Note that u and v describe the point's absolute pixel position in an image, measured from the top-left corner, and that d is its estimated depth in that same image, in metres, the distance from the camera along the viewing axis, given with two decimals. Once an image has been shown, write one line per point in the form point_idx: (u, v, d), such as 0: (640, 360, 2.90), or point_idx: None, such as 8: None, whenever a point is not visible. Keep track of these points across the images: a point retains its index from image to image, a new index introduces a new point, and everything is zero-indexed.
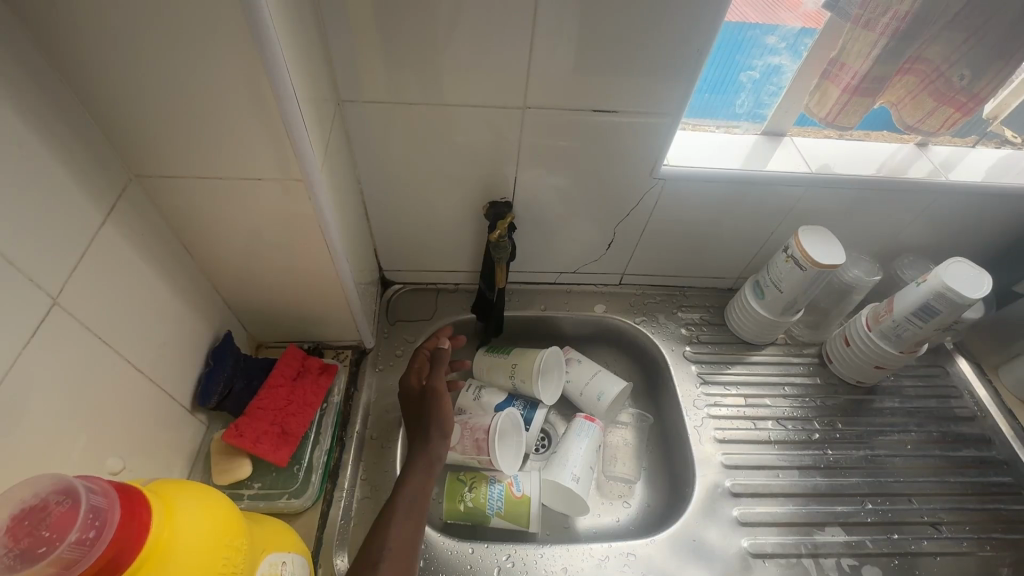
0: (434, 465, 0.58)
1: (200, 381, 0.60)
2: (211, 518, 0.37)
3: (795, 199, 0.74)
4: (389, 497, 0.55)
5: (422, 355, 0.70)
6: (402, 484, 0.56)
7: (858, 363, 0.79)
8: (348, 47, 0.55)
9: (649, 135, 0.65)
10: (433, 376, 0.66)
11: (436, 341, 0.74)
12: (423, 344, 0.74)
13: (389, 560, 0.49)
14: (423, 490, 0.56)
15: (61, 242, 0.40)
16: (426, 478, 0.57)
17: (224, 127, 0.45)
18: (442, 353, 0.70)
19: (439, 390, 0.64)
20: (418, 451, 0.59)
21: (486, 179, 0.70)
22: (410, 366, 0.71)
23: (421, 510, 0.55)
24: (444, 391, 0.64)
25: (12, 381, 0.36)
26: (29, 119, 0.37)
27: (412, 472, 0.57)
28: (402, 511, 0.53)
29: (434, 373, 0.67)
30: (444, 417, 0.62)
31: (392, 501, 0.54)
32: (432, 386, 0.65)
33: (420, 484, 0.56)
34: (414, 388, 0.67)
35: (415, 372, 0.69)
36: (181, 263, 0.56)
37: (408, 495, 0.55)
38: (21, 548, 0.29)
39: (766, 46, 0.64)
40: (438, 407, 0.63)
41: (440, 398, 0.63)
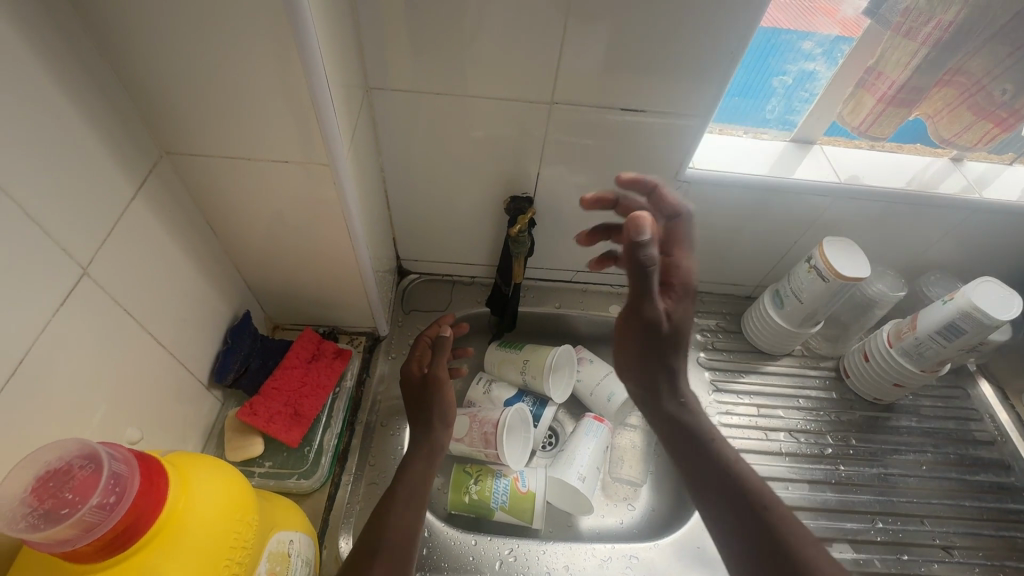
0: (435, 456, 0.59)
1: (218, 358, 0.61)
2: (225, 492, 0.37)
3: (821, 209, 0.72)
4: (390, 487, 0.55)
5: (423, 342, 0.69)
6: (403, 474, 0.57)
7: (876, 379, 0.77)
8: (379, 35, 0.55)
9: (676, 136, 0.64)
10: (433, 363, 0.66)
11: (436, 328, 0.72)
12: (423, 332, 0.73)
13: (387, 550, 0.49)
14: (423, 480, 0.56)
15: (93, 213, 0.41)
16: (427, 467, 0.58)
17: (253, 108, 0.45)
18: (441, 339, 0.68)
19: (442, 380, 0.63)
20: (420, 440, 0.60)
21: (509, 173, 0.70)
22: (412, 353, 0.70)
23: (420, 501, 0.54)
24: (446, 380, 0.64)
25: (42, 346, 0.37)
26: (68, 91, 0.38)
27: (414, 461, 0.58)
28: (402, 501, 0.53)
29: (436, 359, 0.66)
30: (446, 407, 0.62)
31: (394, 486, 0.56)
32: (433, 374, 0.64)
33: (420, 473, 0.57)
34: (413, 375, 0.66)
35: (417, 359, 0.69)
36: (204, 240, 0.57)
37: (407, 484, 0.55)
38: (45, 508, 0.29)
39: (801, 50, 0.63)
40: (440, 396, 0.64)
41: (442, 386, 0.63)
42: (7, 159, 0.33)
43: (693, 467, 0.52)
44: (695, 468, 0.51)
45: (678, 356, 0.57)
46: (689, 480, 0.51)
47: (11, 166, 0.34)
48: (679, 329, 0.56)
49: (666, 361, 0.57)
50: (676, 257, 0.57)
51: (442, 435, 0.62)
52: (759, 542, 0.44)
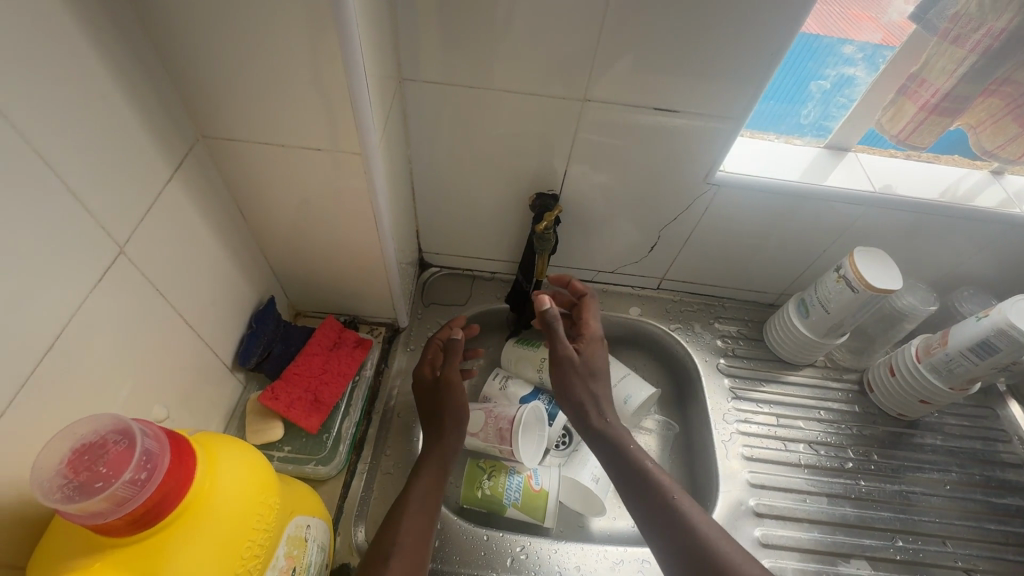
0: (449, 459, 0.59)
1: (242, 342, 0.62)
2: (250, 475, 0.38)
3: (853, 218, 0.71)
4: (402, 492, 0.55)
5: (435, 345, 0.70)
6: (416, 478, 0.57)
7: (902, 395, 0.76)
8: (415, 26, 0.55)
9: (709, 139, 0.63)
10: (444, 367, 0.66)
11: (447, 330, 0.72)
12: (434, 335, 0.72)
13: (399, 556, 0.49)
14: (436, 486, 0.56)
15: (131, 193, 0.41)
16: (440, 471, 0.58)
17: (289, 95, 0.45)
18: (454, 342, 0.69)
19: (455, 381, 0.63)
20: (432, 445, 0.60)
21: (536, 170, 0.69)
22: (423, 356, 0.70)
23: (434, 506, 0.55)
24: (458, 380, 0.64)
25: (79, 321, 0.38)
26: (113, 71, 0.38)
27: (428, 465, 0.58)
28: (415, 505, 0.54)
29: (448, 362, 0.67)
30: (459, 406, 0.62)
31: (409, 488, 0.56)
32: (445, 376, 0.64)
33: (433, 478, 0.57)
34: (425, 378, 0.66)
35: (429, 362, 0.69)
36: (234, 224, 0.57)
37: (421, 489, 0.55)
38: (80, 481, 0.30)
39: (841, 55, 0.61)
40: (453, 397, 0.63)
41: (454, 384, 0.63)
42: (50, 133, 0.34)
43: (619, 477, 0.59)
44: (622, 477, 0.58)
45: (595, 383, 0.65)
46: (618, 486, 0.59)
47: (54, 140, 0.34)
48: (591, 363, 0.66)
49: (587, 387, 0.65)
50: (587, 321, 0.71)
51: (455, 436, 0.61)
52: (675, 540, 0.52)
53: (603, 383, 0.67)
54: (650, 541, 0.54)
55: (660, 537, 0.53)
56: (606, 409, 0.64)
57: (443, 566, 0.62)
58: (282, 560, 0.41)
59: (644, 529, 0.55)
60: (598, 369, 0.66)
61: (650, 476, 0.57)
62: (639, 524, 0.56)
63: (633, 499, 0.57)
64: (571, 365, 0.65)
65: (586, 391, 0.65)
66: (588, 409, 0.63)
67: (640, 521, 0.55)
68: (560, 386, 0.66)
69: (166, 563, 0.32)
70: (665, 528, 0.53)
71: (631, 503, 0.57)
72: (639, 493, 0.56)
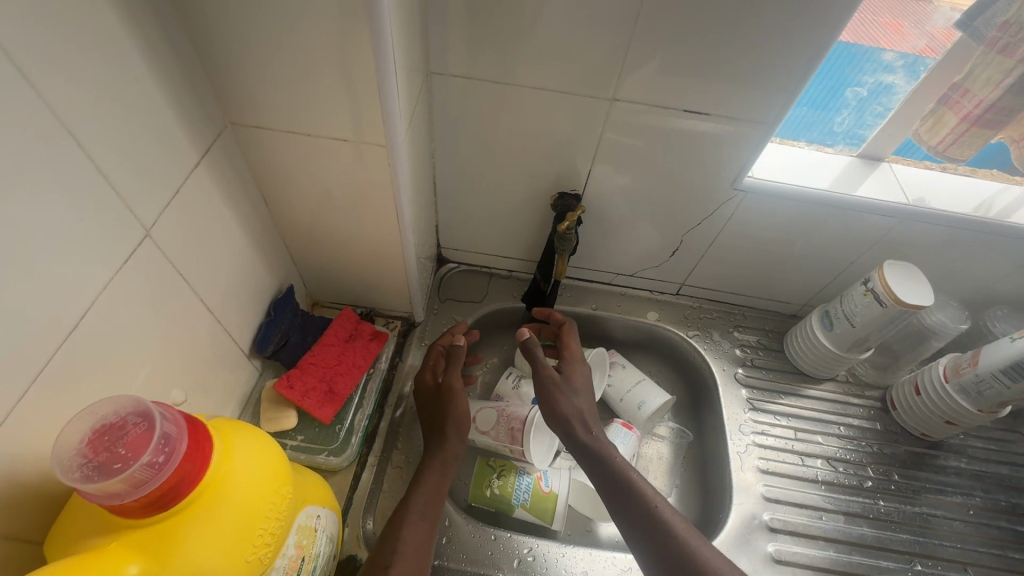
0: (449, 465, 0.57)
1: (261, 329, 0.62)
2: (264, 464, 0.38)
3: (884, 230, 0.69)
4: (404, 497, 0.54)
5: (436, 352, 0.68)
6: (417, 484, 0.55)
7: (926, 415, 0.73)
8: (446, 19, 0.54)
9: (739, 143, 0.62)
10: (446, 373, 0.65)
11: (450, 338, 0.72)
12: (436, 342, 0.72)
13: (400, 564, 0.48)
14: (438, 492, 0.55)
15: (158, 177, 0.42)
16: (440, 478, 0.56)
17: (317, 85, 0.45)
18: (456, 348, 0.68)
19: (455, 387, 0.61)
20: (433, 452, 0.58)
21: (560, 169, 0.69)
22: (425, 362, 0.69)
23: (436, 510, 0.54)
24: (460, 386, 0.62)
25: (105, 302, 0.38)
26: (147, 56, 0.38)
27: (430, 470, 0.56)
28: (416, 511, 0.52)
29: (450, 369, 0.65)
30: (459, 413, 0.60)
31: (413, 489, 0.55)
32: (446, 381, 0.63)
33: (433, 486, 0.55)
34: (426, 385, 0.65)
35: (430, 369, 0.67)
36: (257, 212, 0.57)
37: (424, 493, 0.54)
38: (98, 461, 0.30)
39: (881, 61, 0.59)
40: (454, 404, 0.62)
41: (454, 389, 0.61)
42: (83, 114, 0.34)
43: (605, 488, 0.57)
44: (609, 491, 0.56)
45: (578, 398, 0.63)
46: (604, 499, 0.57)
47: (87, 122, 0.34)
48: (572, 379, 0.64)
49: (571, 401, 0.62)
50: (568, 343, 0.70)
51: (456, 444, 0.59)
52: (663, 555, 0.50)
53: (588, 399, 0.64)
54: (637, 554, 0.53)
55: (649, 554, 0.51)
56: (593, 423, 0.61)
57: (450, 563, 0.62)
58: (292, 549, 0.42)
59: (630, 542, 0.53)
60: (582, 385, 0.64)
61: (639, 491, 0.55)
62: (628, 539, 0.54)
63: (621, 513, 0.55)
64: (553, 383, 0.63)
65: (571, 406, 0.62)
66: (575, 424, 0.60)
67: (628, 535, 0.54)
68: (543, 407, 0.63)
69: (179, 546, 0.32)
70: (654, 544, 0.51)
71: (618, 516, 0.55)
72: (626, 508, 0.55)
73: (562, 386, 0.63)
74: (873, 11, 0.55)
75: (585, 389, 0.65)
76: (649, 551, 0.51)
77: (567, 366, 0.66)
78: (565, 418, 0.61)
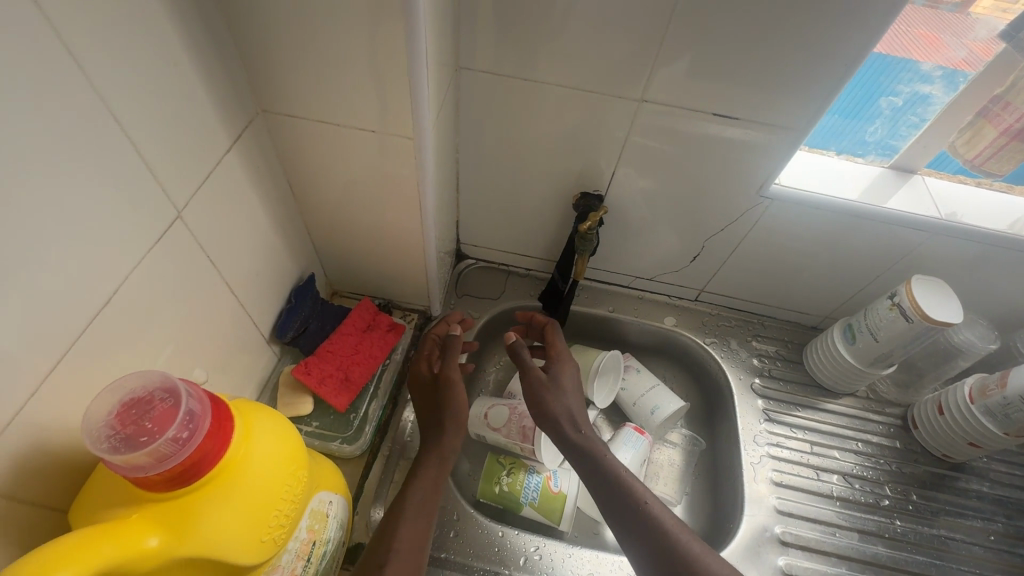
0: (447, 458, 0.57)
1: (280, 316, 0.63)
2: (282, 447, 0.38)
3: (914, 244, 0.67)
4: (401, 490, 0.54)
5: (431, 341, 0.67)
6: (414, 477, 0.55)
7: (949, 435, 0.72)
8: (478, 14, 0.54)
9: (769, 149, 0.61)
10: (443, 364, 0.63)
11: (444, 327, 0.70)
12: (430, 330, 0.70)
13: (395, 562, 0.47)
14: (435, 485, 0.55)
15: (191, 161, 0.42)
16: (439, 471, 0.56)
17: (348, 75, 0.46)
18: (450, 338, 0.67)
19: (451, 379, 0.60)
20: (431, 446, 0.57)
21: (584, 169, 0.68)
22: (419, 351, 0.68)
23: (433, 505, 0.53)
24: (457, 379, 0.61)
25: (135, 280, 0.39)
26: (185, 40, 0.39)
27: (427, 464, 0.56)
28: (413, 507, 0.52)
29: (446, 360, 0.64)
30: (454, 406, 0.59)
31: (410, 483, 0.55)
32: (444, 373, 0.62)
33: (431, 480, 0.55)
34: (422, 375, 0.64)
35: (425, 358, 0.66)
36: (282, 200, 0.58)
37: (421, 487, 0.54)
38: (126, 433, 0.31)
39: (918, 72, 0.58)
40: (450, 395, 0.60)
41: (451, 381, 0.60)
42: (122, 93, 0.35)
43: (597, 490, 0.56)
44: (600, 490, 0.56)
45: (565, 396, 0.62)
46: (596, 498, 0.56)
47: (126, 101, 0.35)
48: (559, 377, 0.64)
49: (559, 400, 0.62)
50: (556, 342, 0.69)
51: (454, 437, 0.58)
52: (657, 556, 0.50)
53: (577, 396, 0.64)
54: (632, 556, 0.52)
55: (642, 554, 0.51)
56: (583, 422, 0.61)
57: (457, 557, 0.62)
58: (304, 533, 0.42)
59: (624, 543, 0.53)
60: (571, 384, 0.64)
61: (631, 490, 0.55)
62: (620, 539, 0.53)
63: (612, 514, 0.54)
64: (542, 384, 0.63)
65: (560, 406, 0.62)
66: (564, 424, 0.60)
67: (621, 535, 0.53)
68: (533, 408, 0.62)
69: (197, 522, 0.32)
70: (646, 545, 0.51)
71: (610, 517, 0.55)
72: (614, 505, 0.55)
73: (550, 386, 0.63)
74: (907, 22, 0.55)
75: (573, 386, 0.64)
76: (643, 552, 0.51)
77: (556, 365, 0.65)
78: (554, 420, 0.61)
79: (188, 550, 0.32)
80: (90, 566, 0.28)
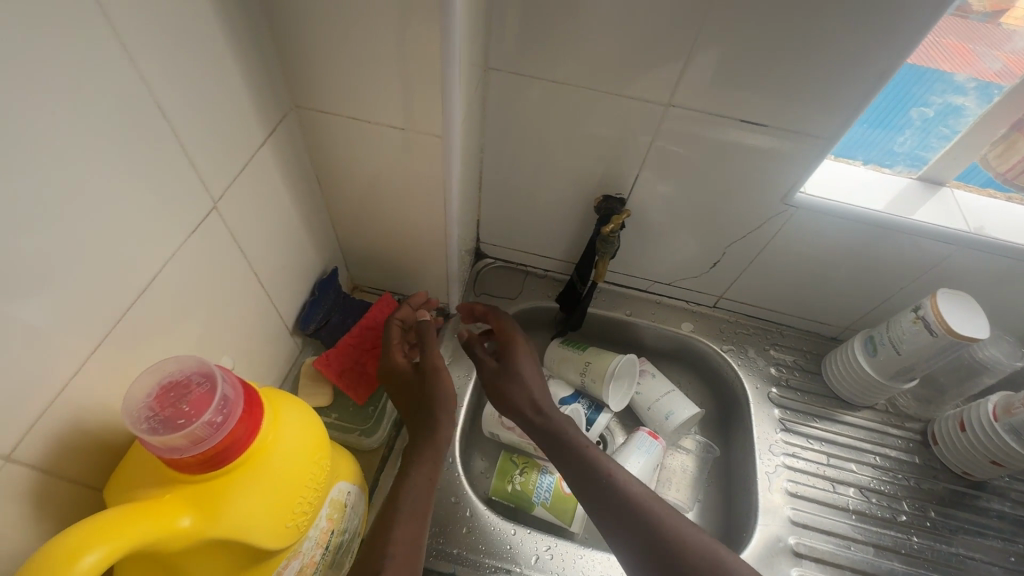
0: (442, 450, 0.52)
1: (304, 307, 0.64)
2: (306, 436, 0.39)
3: (940, 257, 0.66)
4: (395, 485, 0.49)
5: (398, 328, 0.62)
6: (409, 471, 0.50)
7: (970, 452, 0.70)
8: (509, 17, 0.55)
9: (796, 157, 0.60)
10: (424, 352, 0.58)
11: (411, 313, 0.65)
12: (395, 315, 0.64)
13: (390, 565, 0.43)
14: (431, 480, 0.50)
15: (228, 154, 0.43)
16: (434, 466, 0.51)
17: (381, 73, 0.46)
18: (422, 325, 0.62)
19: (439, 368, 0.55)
20: (422, 439, 0.52)
21: (608, 172, 0.68)
22: (388, 339, 0.61)
23: (428, 500, 0.49)
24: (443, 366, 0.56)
25: (172, 268, 0.40)
26: (228, 37, 0.40)
27: (420, 459, 0.51)
28: (406, 507, 0.47)
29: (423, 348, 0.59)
30: (443, 397, 0.54)
31: (400, 482, 0.49)
32: (429, 361, 0.57)
33: (426, 475, 0.50)
34: (399, 365, 0.58)
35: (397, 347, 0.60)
36: (310, 194, 0.59)
37: (416, 483, 0.49)
38: (164, 416, 0.33)
39: (952, 83, 0.57)
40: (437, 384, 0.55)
41: (438, 369, 0.56)
42: (168, 87, 0.36)
43: (577, 482, 0.54)
44: (581, 482, 0.54)
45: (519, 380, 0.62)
46: (576, 491, 0.54)
47: (170, 92, 0.36)
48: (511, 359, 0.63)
49: (516, 386, 0.61)
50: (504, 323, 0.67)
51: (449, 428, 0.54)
52: (645, 548, 0.49)
53: (534, 374, 0.63)
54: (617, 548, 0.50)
55: (628, 547, 0.49)
56: (545, 402, 0.60)
57: (469, 553, 0.63)
58: (323, 522, 0.43)
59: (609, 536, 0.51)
60: (526, 366, 0.63)
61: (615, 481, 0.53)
62: (604, 532, 0.52)
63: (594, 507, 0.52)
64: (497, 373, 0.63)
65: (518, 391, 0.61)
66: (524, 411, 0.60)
67: (605, 528, 0.51)
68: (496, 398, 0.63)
69: (225, 506, 0.33)
70: (632, 538, 0.49)
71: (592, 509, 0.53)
72: (594, 495, 0.53)
73: (506, 372, 0.62)
74: (937, 31, 0.54)
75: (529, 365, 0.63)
76: (629, 544, 0.49)
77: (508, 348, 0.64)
78: (516, 408, 0.61)
79: (216, 532, 0.33)
80: (125, 543, 0.29)
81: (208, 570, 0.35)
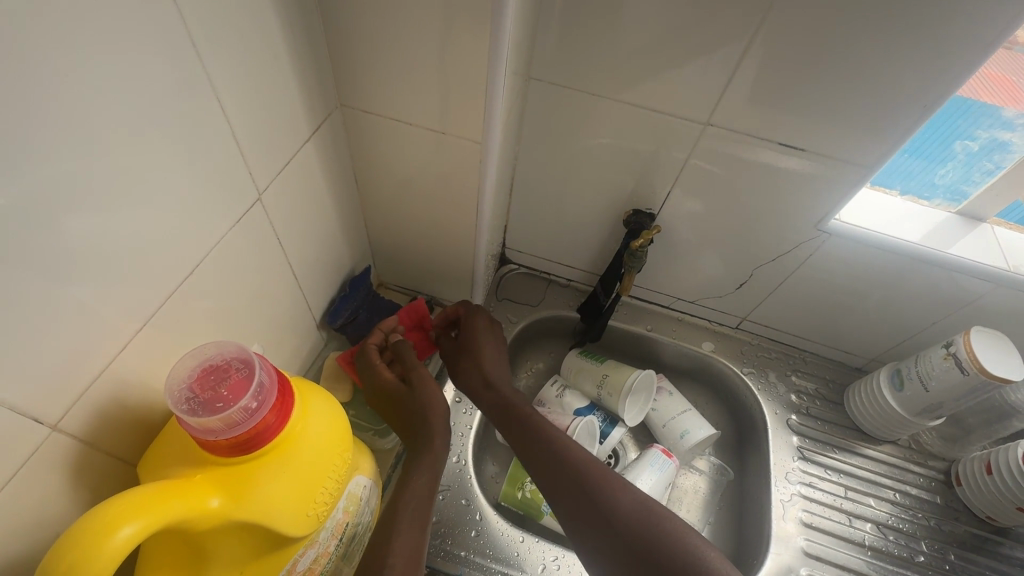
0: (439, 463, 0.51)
1: (333, 303, 0.66)
2: (331, 426, 0.40)
3: (978, 294, 0.64)
4: (394, 494, 0.49)
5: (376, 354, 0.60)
6: (406, 483, 0.50)
7: (995, 497, 0.68)
8: (554, 27, 0.55)
9: (833, 185, 0.59)
10: (406, 365, 0.58)
11: (384, 337, 0.63)
12: (365, 345, 0.60)
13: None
14: (430, 492, 0.49)
15: (275, 148, 0.45)
16: (431, 479, 0.50)
17: (426, 77, 0.47)
18: (398, 346, 0.60)
19: (429, 383, 0.56)
20: (422, 447, 0.52)
21: (641, 187, 0.68)
22: (366, 370, 0.58)
23: (428, 510, 0.48)
24: (429, 379, 0.56)
25: (216, 256, 0.42)
26: (285, 35, 0.42)
27: (417, 470, 0.50)
28: (409, 518, 0.46)
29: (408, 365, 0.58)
30: (432, 401, 0.55)
31: (399, 493, 0.49)
32: (414, 371, 0.57)
33: (425, 488, 0.49)
34: (388, 383, 0.56)
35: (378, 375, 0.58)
36: (347, 190, 0.60)
37: (416, 494, 0.49)
38: (203, 398, 0.35)
39: (1000, 117, 0.57)
40: (426, 397, 0.55)
41: (424, 376, 0.56)
42: (227, 82, 0.37)
43: (545, 479, 0.53)
44: (550, 480, 0.53)
45: (478, 360, 0.63)
46: (544, 488, 0.53)
47: (228, 87, 0.38)
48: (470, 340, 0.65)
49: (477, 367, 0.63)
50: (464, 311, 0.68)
51: (443, 439, 0.53)
52: (612, 551, 0.48)
53: (493, 353, 0.64)
54: (584, 549, 0.49)
55: (593, 548, 0.49)
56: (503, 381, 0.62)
57: (476, 557, 0.63)
58: (340, 514, 0.43)
59: (575, 535, 0.50)
60: (487, 347, 0.64)
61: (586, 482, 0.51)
62: (571, 531, 0.51)
63: (561, 505, 0.51)
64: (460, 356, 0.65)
65: (477, 371, 0.63)
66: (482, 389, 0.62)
67: (571, 527, 0.51)
68: (461, 379, 0.64)
69: (252, 491, 0.34)
70: (599, 540, 0.48)
71: (559, 507, 0.52)
72: (563, 494, 0.51)
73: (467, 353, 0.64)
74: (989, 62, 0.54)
75: (487, 343, 0.65)
76: (595, 545, 0.49)
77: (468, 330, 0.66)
78: (472, 386, 0.62)
79: (242, 515, 0.34)
80: (159, 518, 0.30)
81: (230, 553, 0.36)
